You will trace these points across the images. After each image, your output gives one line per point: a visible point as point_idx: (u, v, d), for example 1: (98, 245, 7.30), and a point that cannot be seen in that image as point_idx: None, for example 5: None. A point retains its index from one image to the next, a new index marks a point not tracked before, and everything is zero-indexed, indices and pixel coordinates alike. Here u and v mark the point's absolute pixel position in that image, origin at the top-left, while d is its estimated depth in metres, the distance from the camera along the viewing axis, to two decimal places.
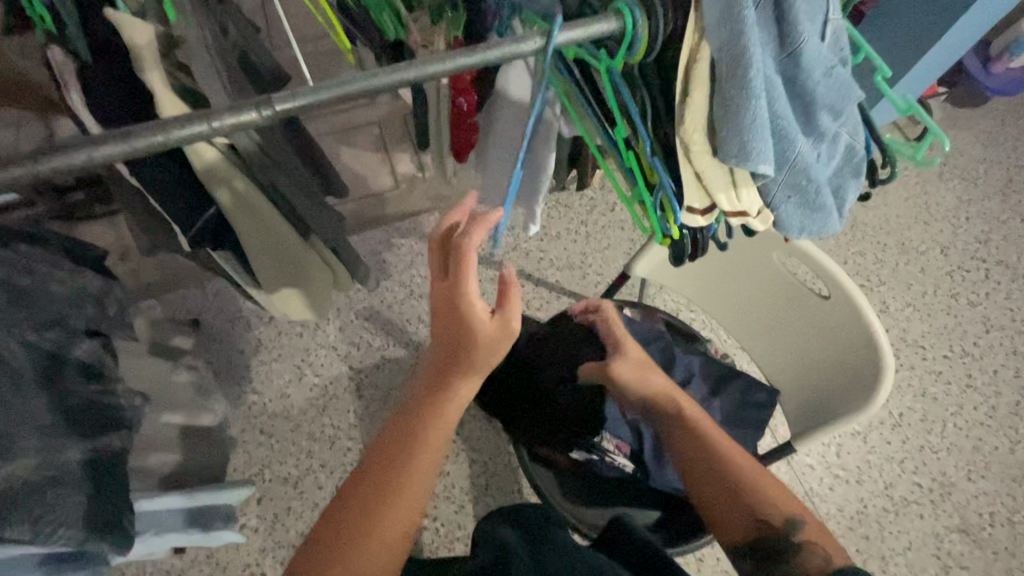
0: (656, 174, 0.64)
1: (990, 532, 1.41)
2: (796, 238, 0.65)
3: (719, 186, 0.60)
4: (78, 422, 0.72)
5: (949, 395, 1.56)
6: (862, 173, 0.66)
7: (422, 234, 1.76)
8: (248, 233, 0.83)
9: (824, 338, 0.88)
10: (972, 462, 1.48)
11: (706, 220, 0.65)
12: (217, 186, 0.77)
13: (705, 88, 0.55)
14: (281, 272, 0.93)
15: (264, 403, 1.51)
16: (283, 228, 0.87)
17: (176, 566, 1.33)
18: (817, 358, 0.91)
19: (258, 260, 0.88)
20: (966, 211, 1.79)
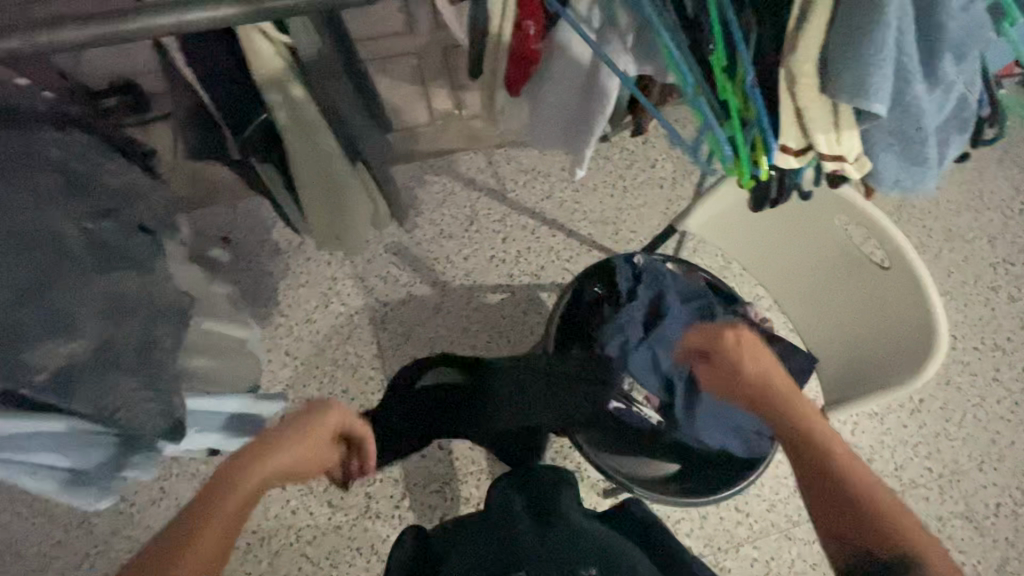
0: (753, 113, 0.73)
1: (993, 521, 1.43)
2: (889, 188, 0.77)
3: (820, 126, 0.71)
4: (135, 305, 0.69)
5: (974, 386, 1.54)
6: (966, 129, 0.77)
7: (456, 174, 1.72)
8: (300, 152, 0.82)
9: (876, 309, 0.87)
10: (987, 453, 1.48)
11: (798, 162, 0.75)
12: (273, 92, 0.73)
13: (822, 21, 0.63)
14: (323, 194, 0.90)
15: (290, 326, 1.53)
16: (332, 146, 0.83)
17: (201, 470, 1.38)
18: (866, 329, 0.90)
19: (305, 179, 0.86)
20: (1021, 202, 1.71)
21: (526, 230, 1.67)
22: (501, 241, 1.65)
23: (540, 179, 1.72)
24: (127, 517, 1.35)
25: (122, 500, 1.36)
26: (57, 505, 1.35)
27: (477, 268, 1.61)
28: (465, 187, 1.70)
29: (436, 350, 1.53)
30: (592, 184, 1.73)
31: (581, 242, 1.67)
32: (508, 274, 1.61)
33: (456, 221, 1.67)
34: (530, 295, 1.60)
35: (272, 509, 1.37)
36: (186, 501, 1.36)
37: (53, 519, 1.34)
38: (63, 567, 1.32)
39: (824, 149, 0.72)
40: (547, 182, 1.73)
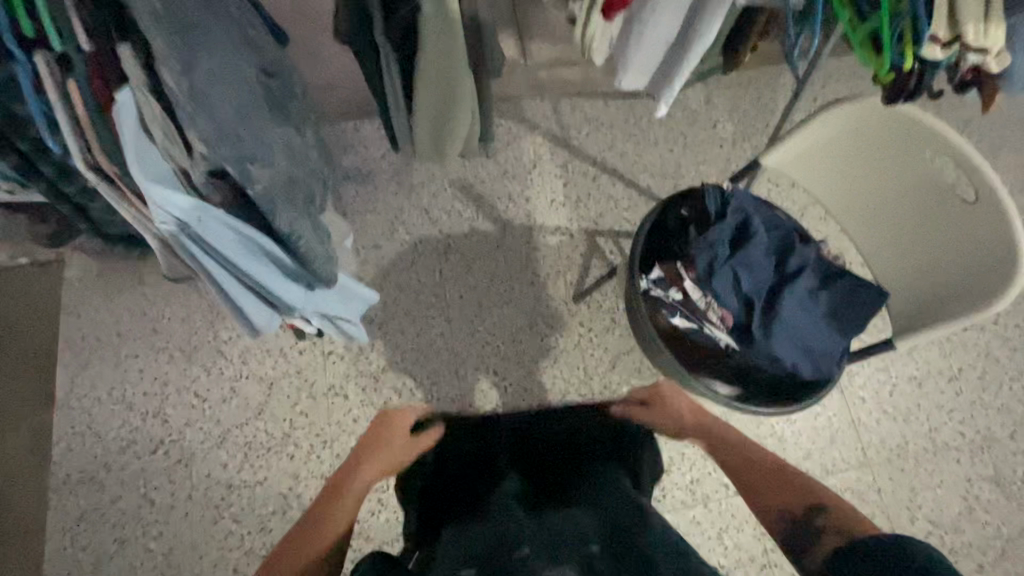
0: (907, 4, 0.83)
1: (1020, 487, 1.48)
2: (1017, 91, 0.93)
3: (968, 17, 0.81)
4: (291, 205, 0.84)
5: (1012, 359, 1.59)
6: None
7: (522, 118, 1.76)
8: (435, 49, 0.93)
9: (953, 226, 0.91)
10: (1019, 424, 1.53)
11: (942, 54, 0.84)
12: None
13: None
14: (437, 96, 1.03)
15: (358, 250, 1.59)
16: (461, 50, 0.94)
17: (270, 377, 1.47)
18: (937, 251, 0.94)
19: (429, 65, 0.96)
20: None
21: (587, 177, 1.71)
22: (561, 188, 1.69)
23: (603, 129, 1.76)
24: (199, 412, 1.43)
25: (196, 396, 1.44)
26: (136, 395, 1.44)
27: (538, 210, 1.67)
28: (531, 132, 1.75)
29: (497, 283, 1.58)
30: (653, 138, 1.75)
31: (640, 194, 1.70)
32: (568, 218, 1.66)
33: (519, 163, 1.71)
34: (589, 241, 1.64)
35: (336, 415, 1.45)
36: (255, 401, 1.45)
37: (133, 407, 1.43)
38: (138, 451, 1.40)
39: (969, 38, 0.82)
40: (611, 132, 1.76)
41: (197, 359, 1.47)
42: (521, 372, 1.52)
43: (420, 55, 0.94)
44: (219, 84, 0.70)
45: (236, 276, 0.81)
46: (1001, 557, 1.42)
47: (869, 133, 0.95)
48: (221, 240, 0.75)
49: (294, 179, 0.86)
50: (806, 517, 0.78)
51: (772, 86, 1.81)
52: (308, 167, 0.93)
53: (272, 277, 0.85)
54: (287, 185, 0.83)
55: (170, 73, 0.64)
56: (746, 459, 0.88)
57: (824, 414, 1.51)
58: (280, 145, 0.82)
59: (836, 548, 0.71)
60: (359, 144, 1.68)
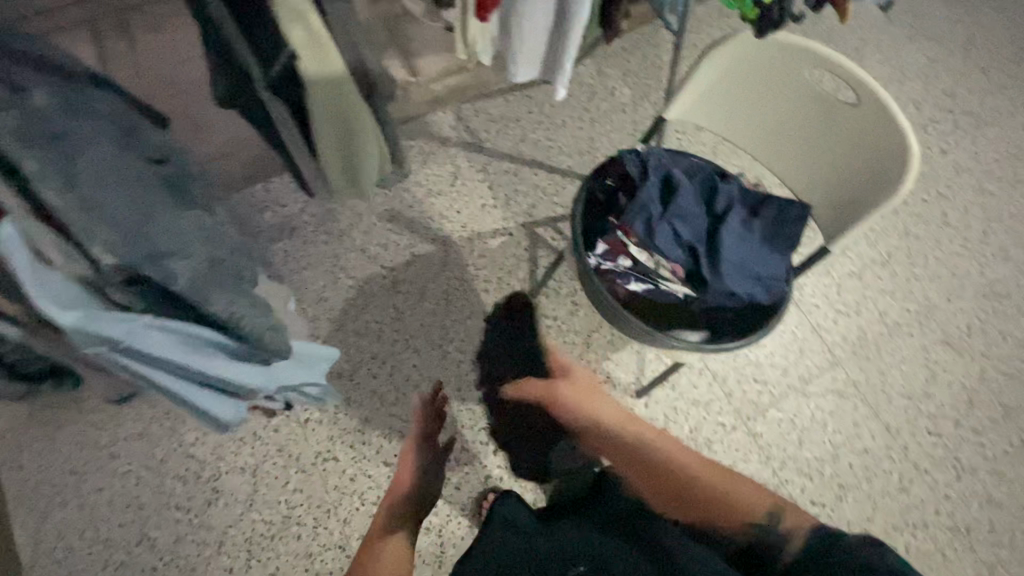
0: None
1: (968, 340, 1.62)
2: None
3: None
4: (217, 279, 0.78)
5: (929, 231, 1.74)
6: None
7: (431, 135, 1.76)
8: (324, 94, 0.90)
9: (846, 130, 0.98)
10: (951, 286, 1.68)
11: None
12: (292, 23, 0.80)
13: None
14: (341, 136, 1.00)
15: (304, 309, 1.53)
16: (349, 85, 0.91)
17: (252, 464, 1.39)
18: (838, 156, 1.01)
19: (324, 110, 0.92)
20: (935, 68, 1.98)
21: (510, 174, 1.72)
22: (488, 190, 1.70)
23: (511, 125, 1.78)
24: (187, 524, 1.34)
25: (178, 509, 1.35)
26: (112, 528, 1.33)
27: (471, 218, 1.66)
28: (443, 145, 1.74)
29: (454, 300, 1.57)
30: (561, 120, 1.79)
31: (564, 176, 1.73)
32: (503, 218, 1.67)
33: (440, 178, 1.71)
34: (529, 234, 1.66)
35: (332, 480, 1.39)
36: (243, 494, 1.37)
37: (113, 543, 1.32)
38: None
39: None
40: (520, 125, 1.78)
41: (168, 471, 1.37)
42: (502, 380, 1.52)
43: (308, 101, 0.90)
44: (104, 178, 0.68)
45: (176, 372, 0.76)
46: (970, 407, 1.55)
47: (752, 65, 1.01)
48: (154, 345, 0.70)
49: (218, 259, 0.80)
50: (766, 519, 0.82)
51: (654, 43, 1.90)
52: (228, 242, 0.87)
53: (227, 366, 0.81)
54: (217, 270, 0.79)
55: (47, 188, 0.63)
56: (687, 476, 0.92)
57: (787, 330, 1.59)
58: (189, 227, 0.77)
59: (805, 541, 0.76)
60: (274, 203, 1.62)
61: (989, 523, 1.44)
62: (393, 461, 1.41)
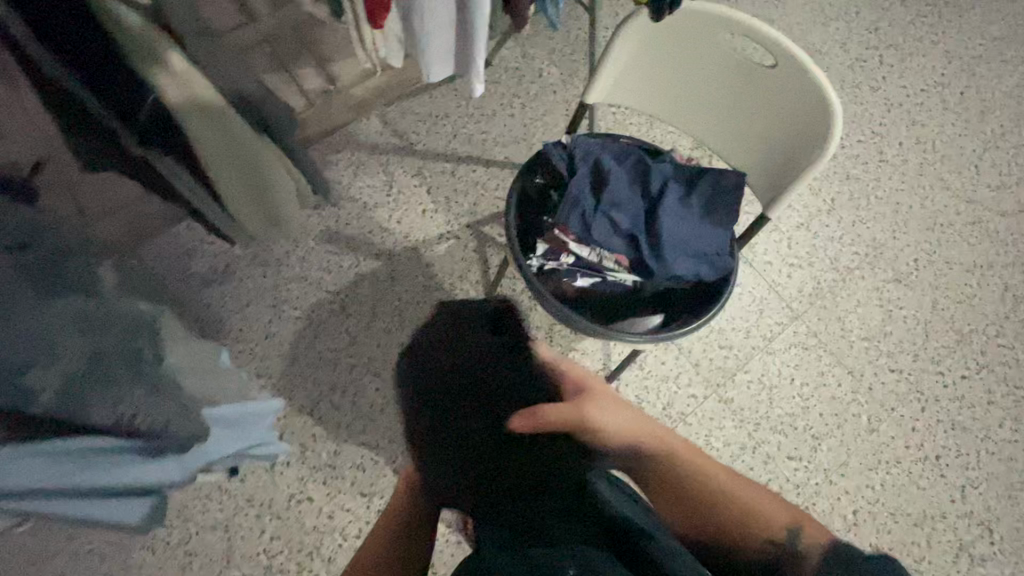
0: None
1: (917, 274, 1.65)
2: None
3: None
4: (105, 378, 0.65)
5: (868, 172, 1.75)
6: None
7: (358, 144, 1.67)
8: (210, 139, 0.79)
9: (768, 93, 0.95)
10: (895, 223, 1.70)
11: None
12: (151, 69, 0.68)
13: None
14: (244, 179, 0.90)
15: (252, 349, 1.46)
16: (237, 124, 0.80)
17: (223, 520, 1.33)
18: (764, 121, 0.98)
19: (212, 156, 0.82)
20: (856, 5, 1.97)
21: (447, 174, 1.65)
22: (427, 194, 1.63)
23: (440, 122, 1.70)
24: None
25: None
26: None
27: (413, 226, 1.60)
28: (372, 154, 1.66)
29: (407, 314, 1.52)
30: (491, 110, 1.72)
31: (502, 168, 1.67)
32: (446, 221, 1.61)
33: (375, 189, 1.62)
34: (475, 234, 1.60)
35: (309, 522, 1.34)
36: (219, 552, 1.31)
37: None
38: None
39: None
40: (449, 121, 1.71)
41: (134, 544, 1.30)
42: None
43: (195, 150, 0.79)
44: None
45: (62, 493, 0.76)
46: (926, 339, 1.59)
47: (667, 37, 0.96)
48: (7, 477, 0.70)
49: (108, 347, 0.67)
50: (785, 541, 0.62)
51: (576, 16, 1.83)
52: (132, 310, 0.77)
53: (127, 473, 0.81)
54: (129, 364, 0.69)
55: None
56: (686, 487, 0.72)
57: (745, 292, 1.60)
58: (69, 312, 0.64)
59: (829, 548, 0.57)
60: (200, 241, 1.52)
61: (955, 448, 1.49)
62: (369, 490, 1.37)
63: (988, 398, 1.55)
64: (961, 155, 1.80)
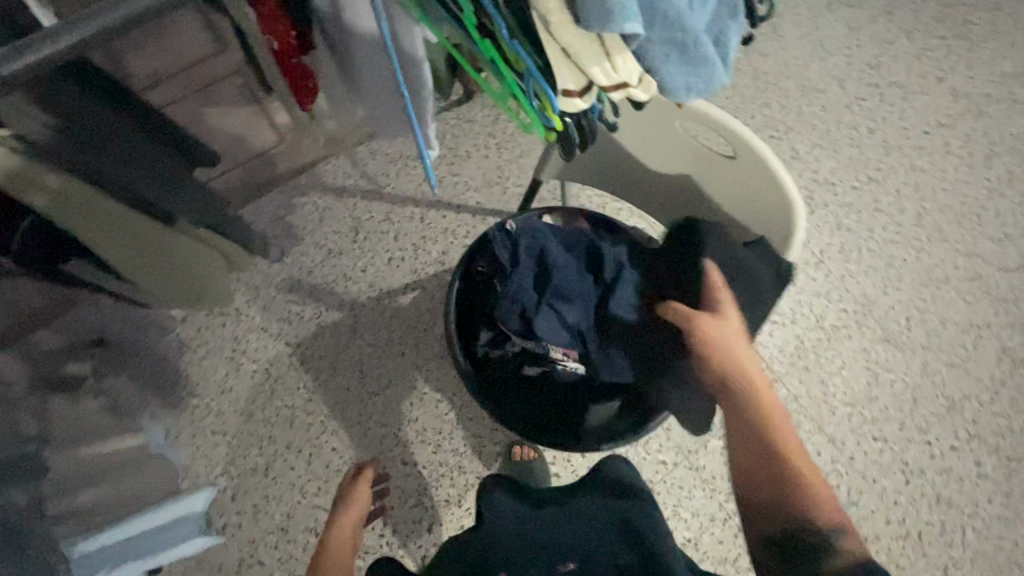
0: (521, 61, 0.54)
1: (908, 334, 1.57)
2: (685, 101, 0.53)
3: (591, 59, 0.50)
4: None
5: (860, 221, 1.66)
6: (741, 11, 0.55)
7: (325, 186, 1.61)
8: (104, 237, 0.73)
9: (727, 182, 0.88)
10: (887, 278, 1.61)
11: (586, 101, 0.54)
12: (29, 192, 0.63)
13: None
14: (160, 268, 0.84)
15: (207, 404, 1.42)
16: (134, 219, 0.74)
17: None
18: (726, 210, 0.91)
19: (109, 249, 0.75)
20: (857, 38, 1.87)
21: (416, 220, 1.59)
22: (394, 241, 1.57)
23: (411, 163, 1.64)
24: None
25: None
26: None
27: (379, 275, 1.54)
28: (339, 197, 1.60)
29: (368, 369, 1.47)
30: (465, 151, 1.66)
31: (473, 214, 1.61)
32: (413, 270, 1.55)
33: (341, 235, 1.57)
34: (442, 284, 1.54)
35: None
36: None
37: None
38: None
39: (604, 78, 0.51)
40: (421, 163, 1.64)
41: None
42: (430, 449, 1.44)
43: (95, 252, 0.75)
44: None
45: None
46: (914, 405, 1.51)
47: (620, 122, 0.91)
48: None
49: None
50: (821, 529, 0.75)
51: None
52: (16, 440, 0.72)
53: None
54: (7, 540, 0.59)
55: None
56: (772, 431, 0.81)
57: None
58: None
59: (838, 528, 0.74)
60: None
61: (939, 525, 1.42)
62: None
63: (978, 471, 1.46)
64: (963, 203, 1.69)
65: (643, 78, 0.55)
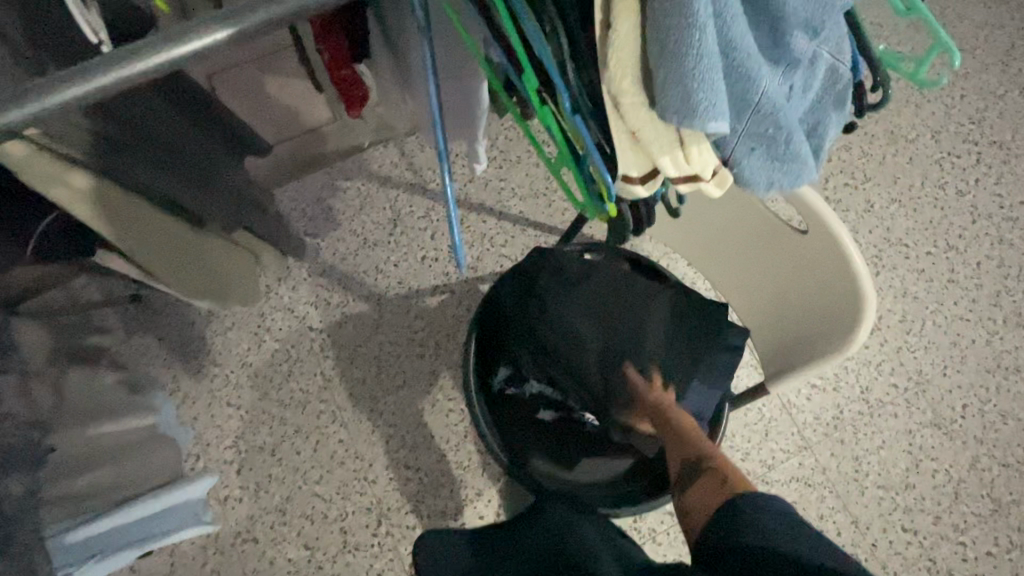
0: (581, 138, 0.53)
1: (961, 423, 1.44)
2: (763, 194, 0.54)
3: (662, 148, 0.48)
4: None
5: (930, 291, 1.52)
6: (845, 103, 0.58)
7: (370, 173, 1.58)
8: (134, 237, 0.72)
9: (790, 258, 0.80)
10: (949, 357, 1.48)
11: (649, 189, 0.54)
12: (52, 186, 0.60)
13: (633, 17, 0.44)
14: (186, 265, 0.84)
15: (226, 375, 1.43)
16: None
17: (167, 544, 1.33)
18: (784, 285, 0.83)
19: (139, 249, 0.74)
20: (963, 87, 1.69)
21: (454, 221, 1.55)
22: (430, 240, 1.54)
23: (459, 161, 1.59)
24: None
25: None
26: None
27: (410, 273, 1.52)
28: (383, 187, 1.57)
29: (385, 366, 1.46)
30: (515, 156, 1.59)
31: (513, 222, 1.56)
32: (444, 272, 1.52)
33: (378, 226, 1.55)
34: (471, 292, 1.51)
35: (249, 563, 1.33)
36: None
37: None
38: None
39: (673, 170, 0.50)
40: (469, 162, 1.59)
41: None
42: (434, 456, 1.42)
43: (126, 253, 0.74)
44: None
45: None
46: (954, 500, 1.39)
47: None
48: None
49: None
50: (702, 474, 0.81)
51: None
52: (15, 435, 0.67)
53: None
54: None
55: None
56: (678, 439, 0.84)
57: (753, 407, 1.44)
58: None
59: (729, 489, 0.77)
60: None
61: None
62: (313, 544, 1.35)
63: None
64: None
65: (719, 170, 0.52)
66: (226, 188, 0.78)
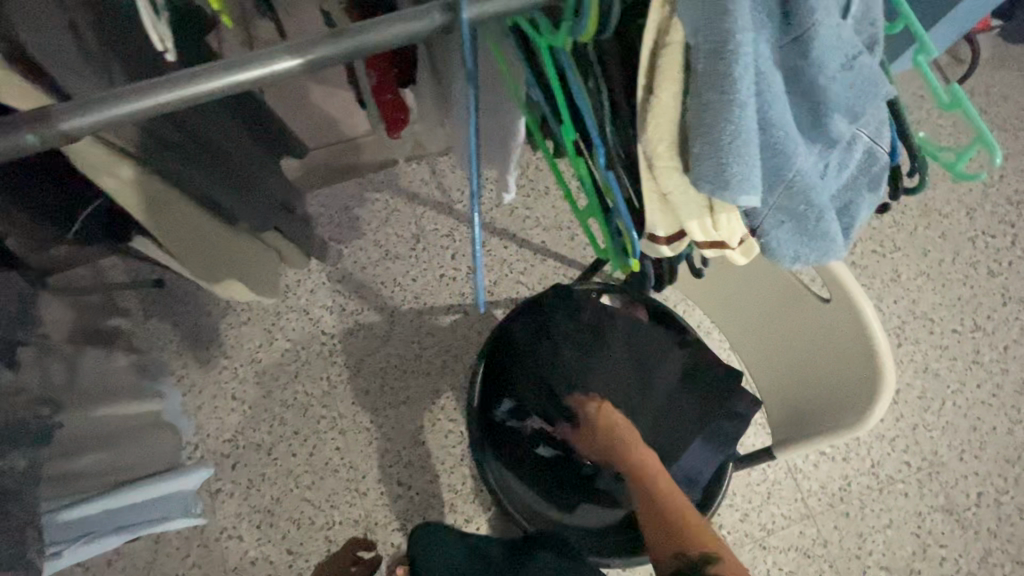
0: (611, 192, 0.56)
1: (975, 513, 1.38)
2: (789, 267, 0.55)
3: (691, 212, 0.50)
4: None
5: (952, 370, 1.48)
6: (879, 185, 0.60)
7: (399, 188, 1.61)
8: (170, 231, 0.75)
9: (809, 325, 0.79)
10: (967, 442, 1.43)
11: (673, 250, 0.56)
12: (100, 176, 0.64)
13: (674, 87, 0.45)
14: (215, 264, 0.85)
15: (235, 369, 1.45)
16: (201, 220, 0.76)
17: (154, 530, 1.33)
18: (801, 351, 0.82)
19: (173, 244, 0.76)
20: (1003, 167, 1.66)
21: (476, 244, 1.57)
22: (450, 259, 1.55)
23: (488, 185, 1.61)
24: None
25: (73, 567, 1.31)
26: None
27: (426, 289, 1.53)
28: (410, 202, 1.60)
29: (389, 379, 1.46)
30: (544, 187, 1.61)
31: (534, 252, 1.56)
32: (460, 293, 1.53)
33: (401, 240, 1.57)
34: (484, 315, 1.51)
35: (231, 561, 1.32)
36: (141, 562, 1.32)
37: None
38: None
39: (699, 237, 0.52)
40: None
41: None
42: (427, 476, 1.40)
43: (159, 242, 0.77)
44: None
45: None
46: None
47: None
48: None
49: None
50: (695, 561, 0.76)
51: None
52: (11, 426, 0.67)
53: None
54: None
55: None
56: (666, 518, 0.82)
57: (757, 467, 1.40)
58: None
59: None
60: None
61: None
62: (296, 550, 1.33)
63: None
64: None
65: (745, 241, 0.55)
66: (262, 195, 0.81)
